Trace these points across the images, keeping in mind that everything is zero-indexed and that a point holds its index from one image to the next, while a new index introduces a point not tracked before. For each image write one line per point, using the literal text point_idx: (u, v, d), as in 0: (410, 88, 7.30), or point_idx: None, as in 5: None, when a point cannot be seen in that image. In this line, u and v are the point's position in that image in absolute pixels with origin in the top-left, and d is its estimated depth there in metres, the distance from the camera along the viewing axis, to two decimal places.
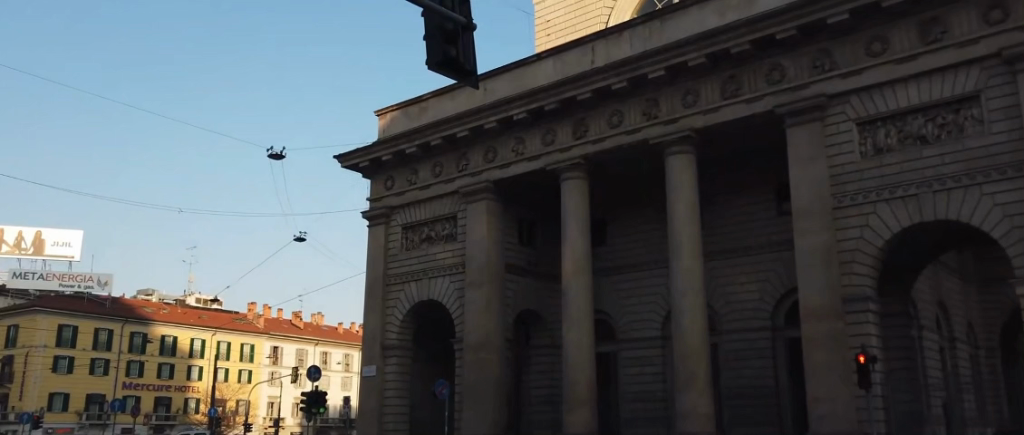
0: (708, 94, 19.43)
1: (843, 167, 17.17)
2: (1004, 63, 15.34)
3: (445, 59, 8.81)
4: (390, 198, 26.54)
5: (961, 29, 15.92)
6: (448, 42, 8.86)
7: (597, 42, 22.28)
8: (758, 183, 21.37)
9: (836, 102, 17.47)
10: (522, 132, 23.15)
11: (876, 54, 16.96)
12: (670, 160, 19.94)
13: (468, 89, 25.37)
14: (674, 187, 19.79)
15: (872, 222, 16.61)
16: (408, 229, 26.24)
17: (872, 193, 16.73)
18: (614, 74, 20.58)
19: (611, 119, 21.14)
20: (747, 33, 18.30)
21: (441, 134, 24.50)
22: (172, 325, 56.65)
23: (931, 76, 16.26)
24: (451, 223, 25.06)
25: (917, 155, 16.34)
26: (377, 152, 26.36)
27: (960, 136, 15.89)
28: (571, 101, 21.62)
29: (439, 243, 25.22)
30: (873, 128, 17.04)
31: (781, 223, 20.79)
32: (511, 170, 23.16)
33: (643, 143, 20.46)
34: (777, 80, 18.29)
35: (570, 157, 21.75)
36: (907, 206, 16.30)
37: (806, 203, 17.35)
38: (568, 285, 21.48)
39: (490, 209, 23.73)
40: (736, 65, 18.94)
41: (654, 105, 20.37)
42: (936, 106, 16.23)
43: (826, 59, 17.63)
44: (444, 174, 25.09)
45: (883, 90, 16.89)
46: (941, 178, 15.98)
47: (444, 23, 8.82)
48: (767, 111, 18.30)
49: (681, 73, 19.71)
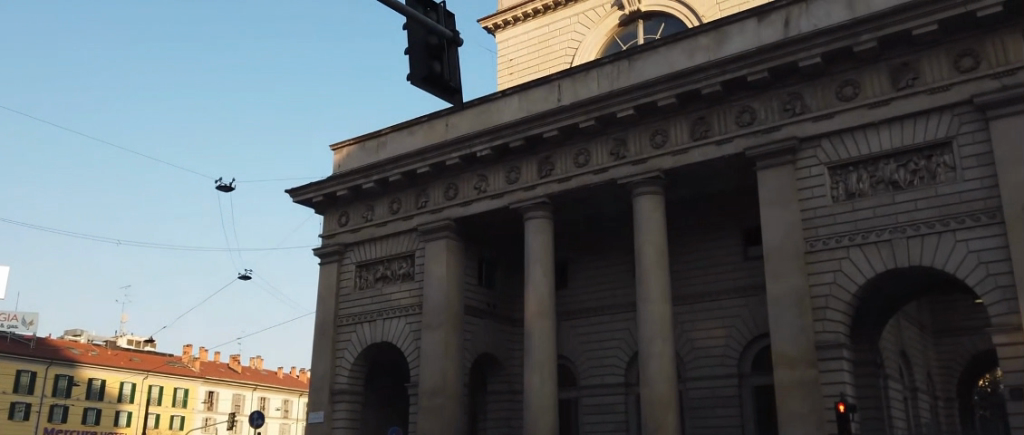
0: (677, 134, 19.10)
1: (815, 211, 16.90)
2: (976, 110, 15.35)
3: (429, 75, 7.99)
4: (344, 234, 25.48)
5: (933, 75, 15.93)
6: (432, 57, 8.08)
7: (563, 79, 21.89)
8: (724, 227, 21.03)
9: (808, 145, 17.29)
10: (485, 170, 22.50)
11: (847, 98, 16.88)
12: (638, 201, 19.46)
13: (429, 124, 24.69)
14: (642, 229, 19.27)
15: (846, 267, 16.31)
16: (362, 267, 25.15)
17: (845, 237, 16.47)
18: (582, 112, 20.15)
19: (577, 158, 20.67)
20: (718, 74, 18.09)
21: (401, 170, 23.66)
22: (100, 368, 53.63)
23: (903, 122, 16.21)
24: (408, 262, 24.08)
25: (890, 200, 16.17)
26: (331, 186, 25.34)
27: (932, 183, 15.77)
28: (537, 138, 21.10)
29: (395, 282, 24.16)
30: (845, 173, 16.86)
31: (747, 267, 20.42)
32: (473, 208, 22.44)
33: (610, 183, 20.00)
34: (747, 122, 18.07)
35: (535, 195, 21.17)
36: (880, 251, 16.03)
37: (777, 246, 17.01)
38: (530, 328, 20.65)
39: (450, 248, 22.89)
40: (706, 106, 18.69)
41: (622, 145, 19.97)
42: (908, 152, 16.13)
43: (797, 102, 17.50)
44: (402, 211, 24.20)
45: (855, 135, 16.77)
46: (914, 224, 15.80)
47: (428, 37, 8.05)
48: (737, 153, 18.03)
49: (650, 113, 19.38)
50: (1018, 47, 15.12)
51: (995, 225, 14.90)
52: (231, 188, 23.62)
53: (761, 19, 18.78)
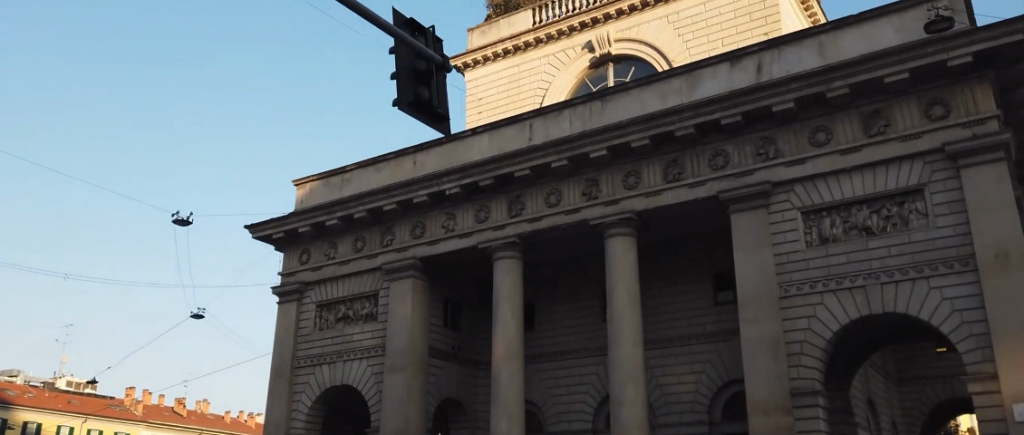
0: (650, 176, 18.97)
1: (789, 256, 16.79)
2: (947, 158, 15.50)
3: (417, 101, 7.56)
4: (305, 272, 24.68)
5: (904, 122, 16.08)
6: (419, 83, 7.70)
7: (535, 119, 21.71)
8: (694, 271, 20.81)
9: (781, 190, 17.25)
10: (454, 208, 22.06)
11: (820, 144, 16.94)
12: (610, 242, 19.18)
13: (396, 161, 24.25)
14: (614, 271, 18.95)
15: (820, 313, 16.15)
16: (323, 307, 24.32)
17: (819, 283, 16.34)
18: (554, 151, 19.93)
19: (548, 198, 20.40)
20: (692, 116, 18.06)
21: (366, 206, 23.09)
22: (36, 411, 50.85)
23: (875, 168, 16.28)
24: (371, 302, 23.33)
25: (863, 246, 16.13)
26: (293, 222, 24.61)
27: (905, 229, 15.80)
28: (507, 177, 20.79)
29: (357, 323, 23.36)
30: (818, 218, 16.81)
31: (717, 311, 20.18)
32: (440, 247, 21.95)
33: (582, 223, 19.72)
34: (720, 165, 18.02)
35: (504, 235, 20.79)
36: (854, 297, 15.91)
37: (751, 291, 16.81)
38: (498, 372, 20.03)
39: (416, 288, 22.28)
40: (679, 148, 18.62)
41: (594, 186, 19.76)
42: (881, 198, 16.17)
43: (770, 146, 17.51)
44: (366, 249, 23.56)
45: (828, 180, 16.79)
46: (888, 270, 15.74)
47: (416, 62, 7.70)
48: (710, 196, 17.93)
49: (623, 154, 19.25)
50: (987, 98, 15.35)
51: (969, 272, 14.91)
52: (188, 223, 22.68)
53: (734, 64, 18.88)
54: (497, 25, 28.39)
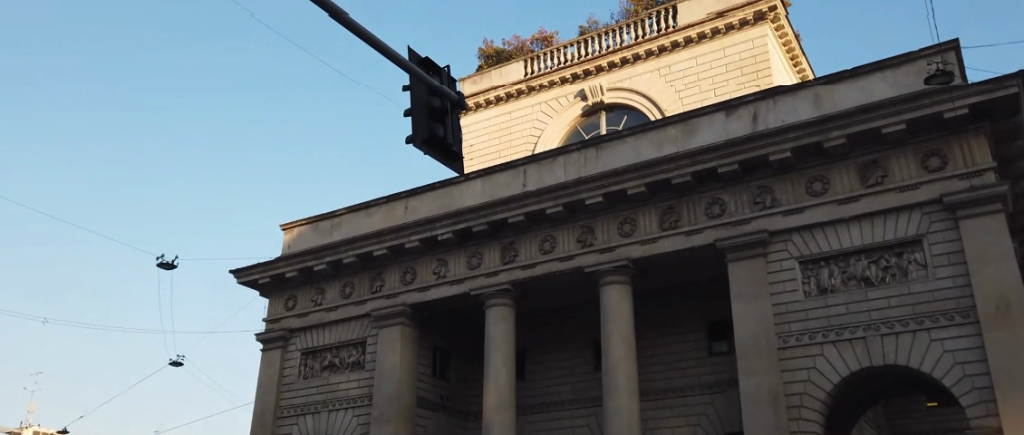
0: (646, 223, 18.85)
1: (787, 306, 16.58)
2: (945, 209, 15.50)
3: (431, 138, 7.43)
4: (290, 318, 24.12)
5: (901, 173, 16.12)
6: (434, 120, 7.58)
7: (529, 165, 21.64)
8: (688, 320, 20.55)
9: (778, 239, 17.15)
10: (446, 254, 21.77)
11: (818, 193, 16.92)
12: (605, 290, 18.93)
13: (387, 206, 24.04)
14: (609, 319, 18.65)
15: (820, 364, 15.86)
16: (308, 355, 23.70)
17: (818, 334, 16.10)
18: (549, 198, 19.79)
19: (543, 244, 20.19)
20: (688, 164, 18.05)
21: (356, 251, 22.75)
22: None
23: (873, 218, 16.25)
24: (358, 350, 22.77)
25: (863, 296, 15.96)
26: (280, 268, 24.17)
27: (904, 280, 15.67)
28: (501, 223, 20.60)
29: (343, 371, 22.76)
30: (817, 268, 16.67)
31: (712, 362, 19.86)
32: (431, 293, 21.57)
33: (576, 271, 19.49)
34: (717, 213, 17.94)
35: (497, 282, 20.49)
36: (854, 349, 15.65)
37: (750, 341, 16.54)
38: (488, 423, 19.48)
39: (405, 335, 21.81)
40: (675, 196, 18.55)
41: (589, 232, 19.59)
42: (879, 248, 16.09)
43: (767, 195, 17.48)
44: (355, 295, 23.11)
45: (825, 230, 16.72)
46: (888, 321, 15.55)
47: (431, 99, 7.60)
48: (707, 244, 17.81)
49: (619, 201, 19.15)
50: (983, 150, 15.45)
51: (970, 325, 14.74)
52: (173, 267, 22.12)
53: (729, 113, 18.96)
54: (488, 75, 28.34)
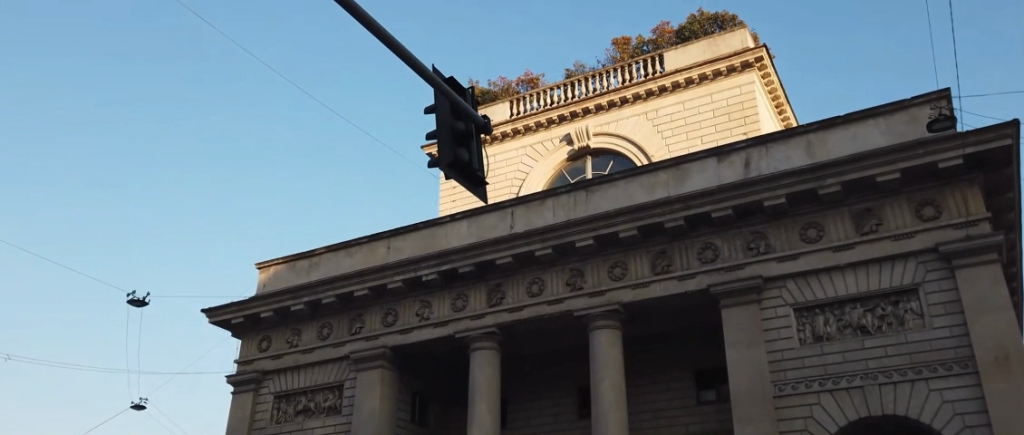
0: (638, 267, 18.58)
1: (783, 353, 16.30)
2: (941, 258, 15.49)
3: (457, 162, 7.04)
4: (264, 360, 23.21)
5: (896, 222, 16.14)
6: (458, 143, 7.18)
7: (516, 207, 21.35)
8: (675, 368, 20.15)
9: (773, 285, 16.97)
10: (430, 296, 21.23)
11: (812, 240, 16.85)
12: (595, 334, 18.52)
13: (368, 246, 23.51)
14: (599, 365, 18.19)
15: (817, 414, 15.54)
16: (281, 398, 22.77)
17: (815, 382, 15.81)
18: (538, 239, 19.47)
19: (530, 287, 19.79)
20: (681, 208, 17.90)
21: (336, 291, 22.08)
22: None
23: (869, 266, 16.18)
24: (335, 393, 21.93)
25: (859, 345, 15.76)
26: (254, 307, 23.35)
27: (901, 329, 15.53)
28: (488, 264, 20.18)
29: (318, 416, 21.86)
30: (812, 315, 16.48)
31: (701, 411, 19.42)
32: (413, 336, 20.94)
33: (565, 314, 19.09)
34: (709, 259, 17.75)
35: (483, 324, 19.98)
36: (852, 398, 15.37)
37: (744, 388, 16.20)
38: None
39: (384, 378, 21.08)
40: (667, 240, 18.35)
41: (579, 275, 19.26)
42: (874, 297, 15.99)
43: (761, 241, 17.36)
44: (333, 337, 22.36)
45: (820, 277, 16.60)
46: (885, 371, 15.34)
47: (456, 121, 7.21)
48: (700, 289, 17.56)
49: (610, 244, 18.89)
50: (977, 200, 15.55)
51: (968, 375, 14.61)
52: (145, 304, 21.21)
53: (721, 159, 18.92)
54: None
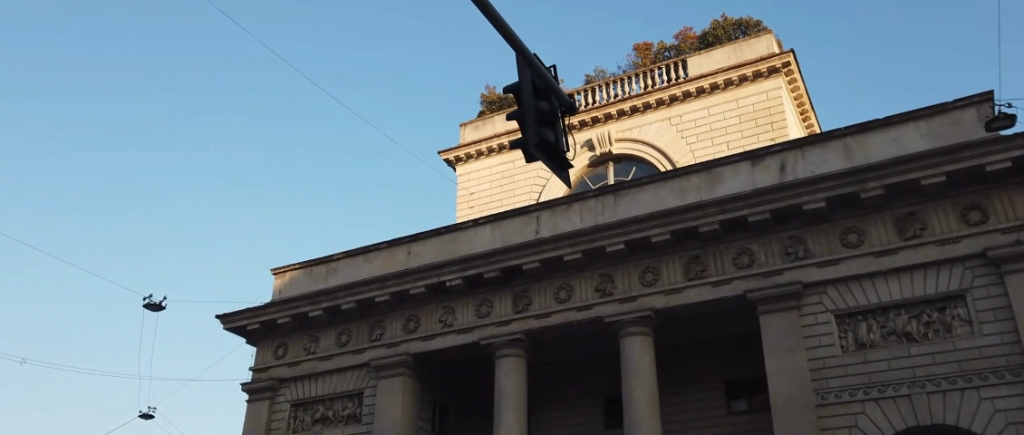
0: (670, 273, 18.14)
1: (824, 361, 15.85)
2: (988, 263, 15.13)
3: (544, 144, 6.60)
4: (280, 367, 22.63)
5: (941, 226, 15.77)
6: (543, 124, 6.73)
7: (542, 211, 20.92)
8: (704, 377, 19.65)
9: (812, 291, 16.54)
10: (453, 302, 20.75)
11: (853, 245, 16.44)
12: (627, 342, 18.05)
13: (387, 251, 23.03)
14: (632, 373, 17.69)
15: (862, 423, 15.08)
16: (298, 406, 22.22)
17: (859, 390, 15.37)
18: (567, 244, 19.03)
19: (558, 293, 19.33)
20: (716, 212, 17.48)
21: (356, 297, 21.57)
22: None
23: (912, 272, 15.79)
24: (354, 401, 21.40)
25: (905, 352, 15.34)
26: (270, 313, 22.81)
27: (949, 336, 15.13)
28: (514, 269, 19.73)
29: (337, 424, 21.32)
30: (854, 322, 16.05)
31: (733, 421, 18.91)
32: (436, 343, 20.44)
33: (595, 321, 18.63)
34: (746, 264, 17.32)
35: (510, 331, 19.51)
36: (899, 407, 14.93)
37: (785, 396, 15.72)
38: None
39: (406, 386, 20.56)
40: (701, 244, 17.91)
41: (608, 281, 18.81)
42: (919, 303, 15.60)
43: (799, 246, 16.93)
44: (352, 344, 21.82)
45: (862, 283, 16.19)
46: (933, 379, 14.92)
47: (539, 102, 6.78)
48: (736, 295, 17.12)
49: (641, 249, 18.47)
50: None
51: (1020, 383, 14.19)
52: (161, 310, 20.62)
53: (755, 163, 18.51)
54: (491, 121, 28.56)
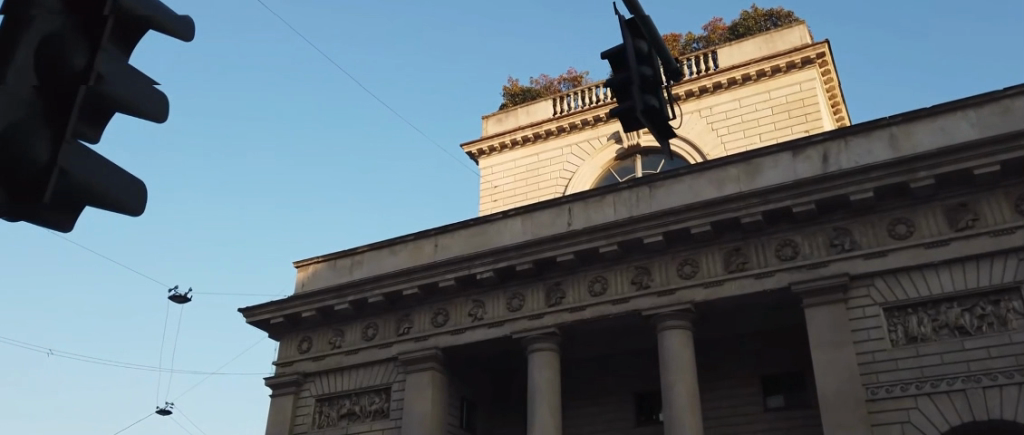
0: (709, 265, 17.73)
1: (873, 354, 15.44)
2: None
3: (648, 110, 6.16)
4: (304, 362, 22.22)
5: (993, 216, 15.37)
6: (646, 91, 6.28)
7: (573, 203, 20.49)
8: (740, 373, 19.24)
9: (860, 284, 16.13)
10: (483, 295, 20.34)
11: (901, 236, 16.05)
12: (665, 336, 17.65)
13: (413, 244, 22.64)
14: (671, 368, 17.29)
15: (915, 418, 14.69)
16: (323, 402, 21.85)
17: (910, 385, 14.97)
18: (602, 236, 18.63)
19: (592, 286, 18.93)
20: (759, 203, 17.07)
21: (383, 290, 21.16)
22: None
23: (964, 264, 15.41)
24: (381, 396, 21.02)
25: (958, 346, 14.97)
26: (294, 306, 22.41)
27: (1004, 330, 14.76)
28: (547, 262, 19.32)
29: (364, 420, 20.95)
30: (904, 315, 15.66)
31: (768, 418, 18.50)
32: (466, 337, 20.04)
33: (632, 314, 18.21)
34: (789, 256, 16.90)
35: (542, 324, 19.10)
36: (954, 401, 14.55)
37: (834, 391, 15.29)
38: None
39: (435, 381, 20.16)
40: (742, 237, 17.51)
41: (645, 274, 18.41)
42: (972, 296, 15.22)
43: (845, 237, 16.52)
44: (378, 338, 21.42)
45: (912, 276, 15.79)
46: (989, 373, 14.54)
47: (642, 67, 6.32)
48: (780, 287, 16.71)
49: (680, 240, 18.06)
50: None
51: None
52: (186, 301, 20.18)
53: (796, 154, 18.11)
54: (514, 113, 28.10)
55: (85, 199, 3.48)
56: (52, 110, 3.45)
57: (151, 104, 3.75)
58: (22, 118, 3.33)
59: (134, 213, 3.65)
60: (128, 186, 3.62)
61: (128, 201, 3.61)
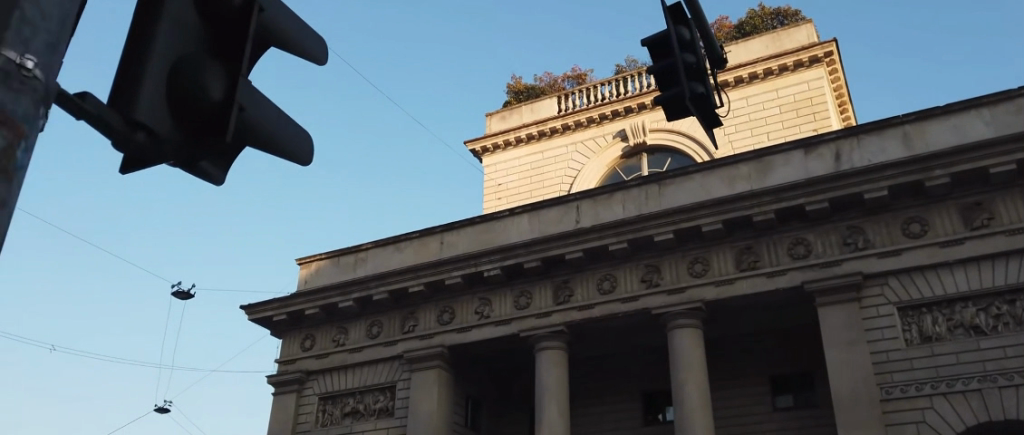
0: (721, 264, 17.57)
1: (887, 354, 15.32)
2: None
3: (694, 97, 5.98)
4: (307, 359, 21.96)
5: (1008, 216, 15.28)
6: (691, 78, 6.08)
7: (582, 201, 20.32)
8: (749, 372, 19.11)
9: (874, 283, 16.01)
10: (490, 293, 20.13)
11: (915, 235, 15.93)
12: (676, 335, 17.48)
13: (418, 241, 22.42)
14: (681, 367, 17.13)
15: (930, 419, 14.56)
16: (327, 400, 21.62)
17: (925, 385, 14.85)
18: (612, 233, 18.45)
19: (601, 284, 18.75)
20: (772, 201, 16.93)
21: (388, 288, 20.92)
22: None
23: (979, 263, 15.31)
24: (386, 395, 20.79)
25: (973, 346, 14.87)
26: (297, 304, 22.14)
27: (1020, 330, 14.65)
28: (556, 260, 19.14)
29: (369, 418, 20.74)
30: (918, 314, 15.55)
31: (778, 418, 18.38)
32: (473, 334, 19.82)
33: (642, 312, 18.04)
34: (802, 254, 16.77)
35: (550, 323, 18.91)
36: (970, 401, 14.43)
37: (848, 391, 15.15)
38: None
39: (441, 379, 19.95)
40: (754, 235, 17.36)
41: (654, 272, 18.25)
42: (988, 295, 15.12)
43: (859, 236, 16.39)
44: (383, 336, 21.18)
45: (926, 275, 15.68)
46: (1005, 373, 14.43)
47: (686, 53, 6.13)
48: (793, 286, 16.56)
49: (691, 238, 17.90)
50: None
51: None
52: (189, 297, 19.89)
53: (808, 152, 17.98)
54: (518, 111, 27.88)
55: (250, 140, 3.36)
56: (218, 45, 3.31)
57: (304, 45, 3.69)
58: (188, 53, 3.20)
59: (302, 163, 3.62)
60: (292, 136, 3.56)
61: (295, 151, 3.56)
